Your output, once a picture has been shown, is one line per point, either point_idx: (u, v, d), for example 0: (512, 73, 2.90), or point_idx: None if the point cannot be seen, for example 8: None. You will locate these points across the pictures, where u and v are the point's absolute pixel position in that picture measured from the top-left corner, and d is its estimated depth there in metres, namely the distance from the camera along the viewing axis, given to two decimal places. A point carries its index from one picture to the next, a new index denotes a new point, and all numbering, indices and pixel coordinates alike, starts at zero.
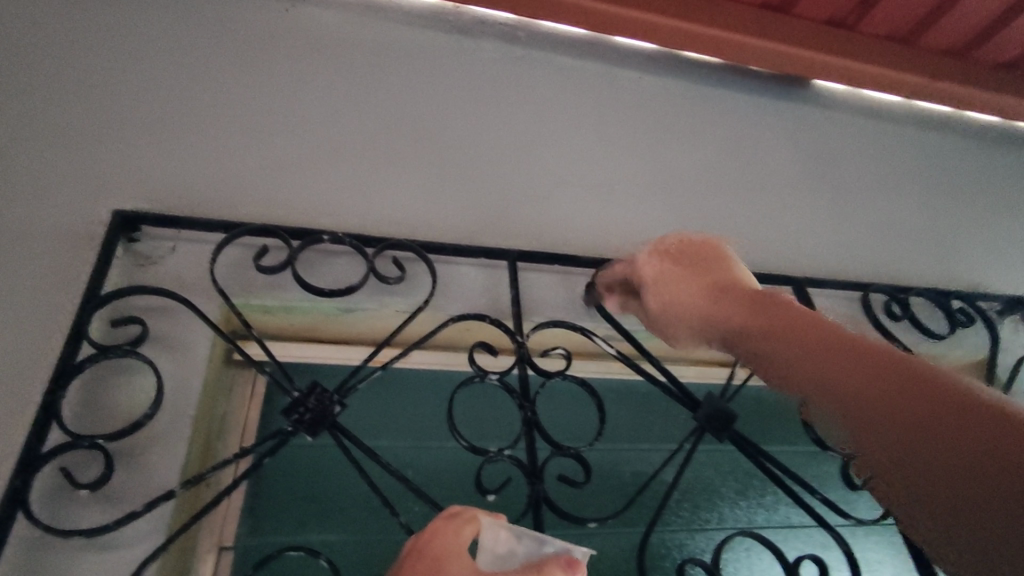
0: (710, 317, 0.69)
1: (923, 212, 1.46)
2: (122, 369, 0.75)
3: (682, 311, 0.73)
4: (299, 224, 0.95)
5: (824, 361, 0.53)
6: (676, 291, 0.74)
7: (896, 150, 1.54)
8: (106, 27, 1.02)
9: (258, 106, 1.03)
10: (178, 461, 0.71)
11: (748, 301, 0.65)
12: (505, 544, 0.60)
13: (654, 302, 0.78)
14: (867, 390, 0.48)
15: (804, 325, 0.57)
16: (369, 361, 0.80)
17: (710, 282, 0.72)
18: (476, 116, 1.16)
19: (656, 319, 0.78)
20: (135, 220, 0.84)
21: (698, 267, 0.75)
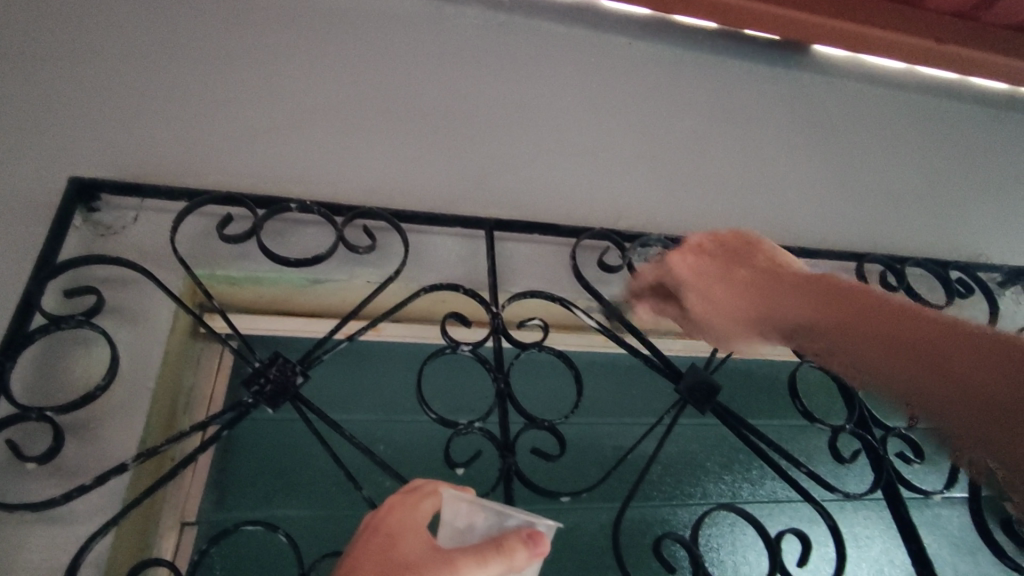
0: (757, 313, 0.79)
1: (923, 181, 1.40)
2: (78, 340, 0.72)
3: (730, 311, 0.81)
4: (267, 194, 0.92)
5: (871, 340, 0.64)
6: (716, 296, 0.82)
7: (897, 118, 1.49)
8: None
9: (224, 72, 0.99)
10: (134, 433, 0.69)
11: (789, 292, 0.75)
12: (465, 518, 0.54)
13: (708, 309, 0.83)
14: (911, 363, 0.61)
15: (844, 307, 0.68)
16: (335, 332, 0.77)
17: (748, 277, 0.80)
18: (456, 83, 1.12)
19: (715, 324, 0.83)
20: (91, 188, 0.81)
21: (729, 265, 0.83)
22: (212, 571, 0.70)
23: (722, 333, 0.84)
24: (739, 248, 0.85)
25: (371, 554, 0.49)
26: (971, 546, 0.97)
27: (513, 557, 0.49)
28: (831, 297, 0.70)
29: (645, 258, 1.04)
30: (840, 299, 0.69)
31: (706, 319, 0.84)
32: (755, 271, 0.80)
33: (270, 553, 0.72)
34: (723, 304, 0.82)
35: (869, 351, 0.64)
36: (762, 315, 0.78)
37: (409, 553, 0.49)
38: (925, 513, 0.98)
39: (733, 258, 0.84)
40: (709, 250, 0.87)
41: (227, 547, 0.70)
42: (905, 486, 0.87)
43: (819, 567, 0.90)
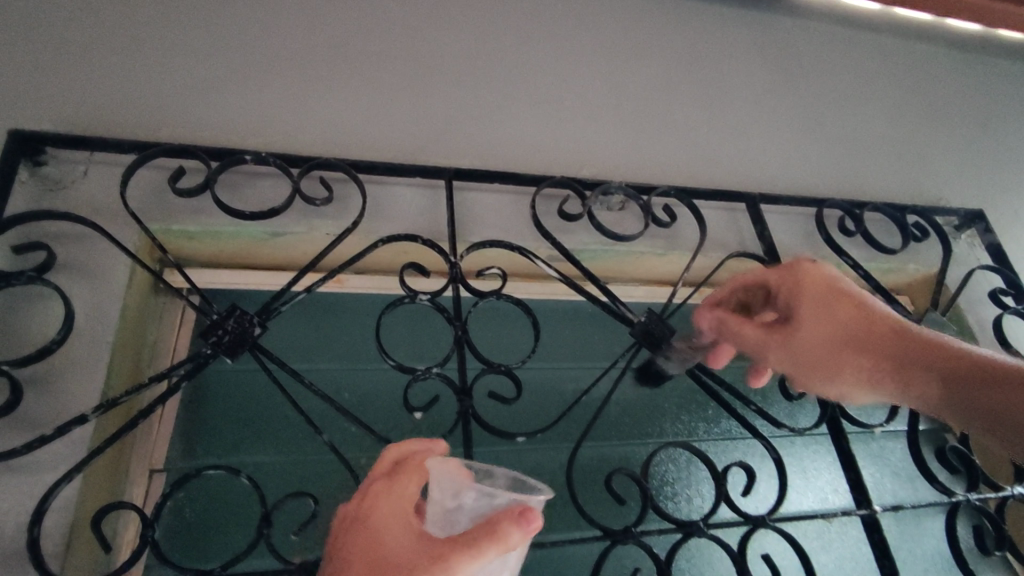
0: (847, 343, 0.75)
1: (891, 126, 1.41)
2: (31, 297, 0.72)
3: (821, 339, 0.76)
4: (220, 144, 0.91)
5: (969, 386, 0.67)
6: (816, 330, 0.77)
7: (870, 62, 1.48)
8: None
9: (174, 19, 0.96)
10: (95, 386, 0.70)
11: (880, 329, 0.74)
12: (453, 498, 0.55)
13: (801, 334, 0.77)
14: (1002, 404, 0.65)
15: (972, 372, 0.68)
16: (293, 284, 0.79)
17: (838, 302, 0.77)
18: (414, 25, 1.09)
19: (796, 352, 0.78)
20: (36, 142, 0.80)
21: (837, 300, 0.77)
22: (183, 514, 0.72)
23: (799, 364, 0.78)
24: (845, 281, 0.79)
25: (360, 551, 0.50)
26: (911, 474, 1.03)
27: (508, 540, 0.49)
28: (927, 344, 0.72)
29: (608, 207, 1.05)
30: (953, 354, 0.70)
31: (794, 342, 0.78)
32: (843, 300, 0.77)
33: (236, 498, 0.74)
34: (815, 334, 0.77)
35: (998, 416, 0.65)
36: (852, 347, 0.75)
37: (396, 547, 0.50)
38: (870, 445, 1.03)
39: (841, 289, 0.78)
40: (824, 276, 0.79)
41: (194, 492, 0.73)
42: (848, 420, 0.91)
43: (765, 496, 0.95)
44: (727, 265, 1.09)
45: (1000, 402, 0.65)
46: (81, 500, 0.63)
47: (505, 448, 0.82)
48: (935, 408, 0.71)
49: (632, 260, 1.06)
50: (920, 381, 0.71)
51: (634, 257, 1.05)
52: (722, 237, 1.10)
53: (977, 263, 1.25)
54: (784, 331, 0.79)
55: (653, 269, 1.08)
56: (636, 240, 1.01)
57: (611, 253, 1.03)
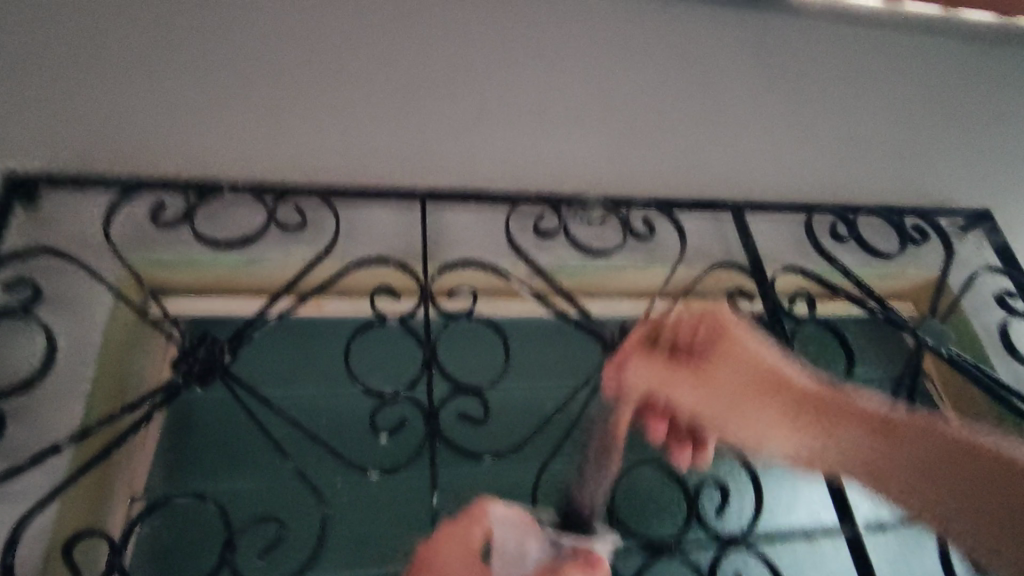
0: (772, 389, 0.59)
1: (896, 123, 1.37)
2: (16, 330, 0.76)
3: (744, 381, 0.60)
4: (201, 175, 0.94)
5: (933, 463, 0.52)
6: (727, 378, 0.61)
7: (874, 58, 1.44)
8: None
9: (165, 55, 1.00)
10: (75, 415, 0.74)
11: (803, 379, 0.59)
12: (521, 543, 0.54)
13: (723, 370, 0.61)
14: (993, 487, 0.50)
15: (942, 445, 0.52)
16: (264, 312, 0.81)
17: (759, 346, 0.62)
18: (394, 48, 1.11)
19: (716, 393, 0.61)
20: (28, 183, 0.85)
21: (739, 345, 0.61)
22: (157, 541, 0.75)
23: (713, 409, 0.61)
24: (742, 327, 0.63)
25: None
26: None
27: None
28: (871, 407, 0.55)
29: (588, 222, 1.04)
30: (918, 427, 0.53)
31: (715, 381, 0.61)
32: (759, 340, 0.63)
33: (207, 524, 0.77)
34: (728, 380, 0.61)
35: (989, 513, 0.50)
36: (777, 394, 0.59)
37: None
38: None
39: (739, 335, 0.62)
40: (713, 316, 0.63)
41: (167, 519, 0.76)
42: None
43: (742, 515, 0.93)
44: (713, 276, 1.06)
45: (1001, 490, 0.50)
46: (57, 526, 0.67)
47: (469, 469, 0.82)
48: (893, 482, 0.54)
49: (613, 275, 1.04)
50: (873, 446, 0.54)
51: (614, 272, 1.04)
52: (709, 246, 1.08)
53: (983, 265, 1.20)
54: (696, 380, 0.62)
55: (636, 283, 1.07)
56: (614, 254, 1.00)
57: (589, 267, 1.02)
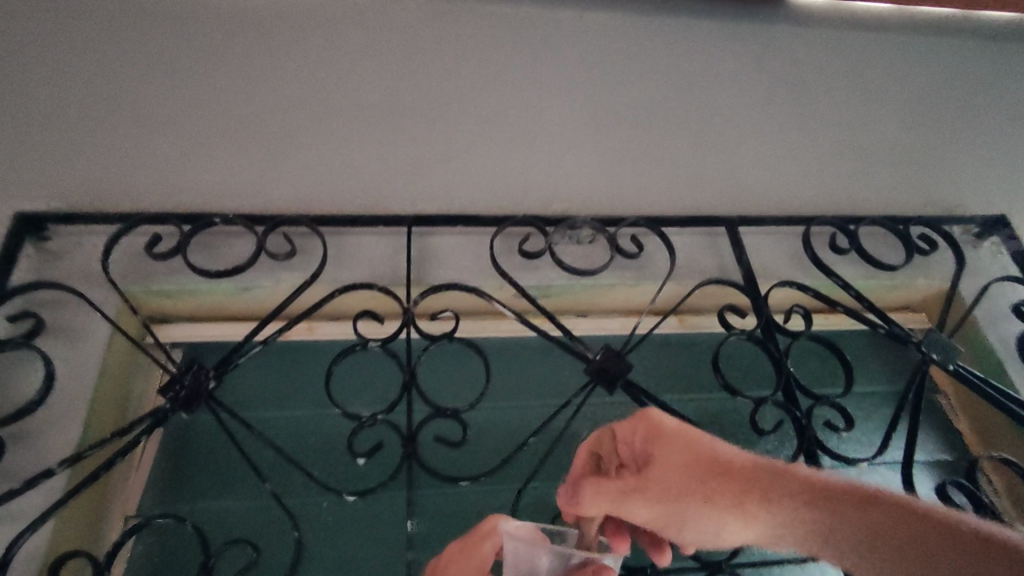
0: (710, 488, 0.68)
1: (906, 127, 1.32)
2: (21, 360, 0.81)
3: (684, 485, 0.70)
4: (199, 208, 0.99)
5: (838, 521, 0.61)
6: (665, 480, 0.70)
7: (882, 61, 1.40)
8: (20, 24, 1.07)
9: (170, 93, 1.06)
10: (71, 441, 0.78)
11: (732, 469, 0.68)
12: (529, 562, 0.66)
13: (665, 477, 0.71)
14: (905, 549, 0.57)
15: (841, 510, 0.61)
16: (251, 337, 0.84)
17: (690, 447, 0.71)
18: (387, 79, 1.16)
19: (664, 501, 0.70)
20: (37, 221, 0.90)
21: (671, 450, 0.71)
22: (146, 561, 0.78)
23: (668, 515, 0.71)
24: (674, 429, 0.72)
25: None
26: None
27: None
28: (782, 485, 0.65)
29: (576, 240, 1.03)
30: (820, 496, 0.63)
31: (662, 495, 0.70)
32: (692, 437, 0.72)
33: (191, 547, 0.79)
34: (668, 480, 0.70)
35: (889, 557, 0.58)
36: (710, 493, 0.68)
37: None
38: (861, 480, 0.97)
39: (671, 437, 0.72)
40: (647, 424, 0.73)
41: (155, 539, 0.79)
42: (826, 454, 0.87)
43: (724, 546, 0.92)
44: (705, 292, 1.04)
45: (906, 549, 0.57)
46: (50, 547, 0.71)
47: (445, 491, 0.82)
48: (824, 551, 0.62)
49: (602, 293, 1.04)
50: (799, 519, 0.63)
51: (603, 290, 1.03)
52: (701, 261, 1.05)
53: (1001, 274, 1.15)
54: (641, 489, 0.71)
55: (626, 300, 1.06)
56: (602, 273, 1.00)
57: (577, 286, 1.02)
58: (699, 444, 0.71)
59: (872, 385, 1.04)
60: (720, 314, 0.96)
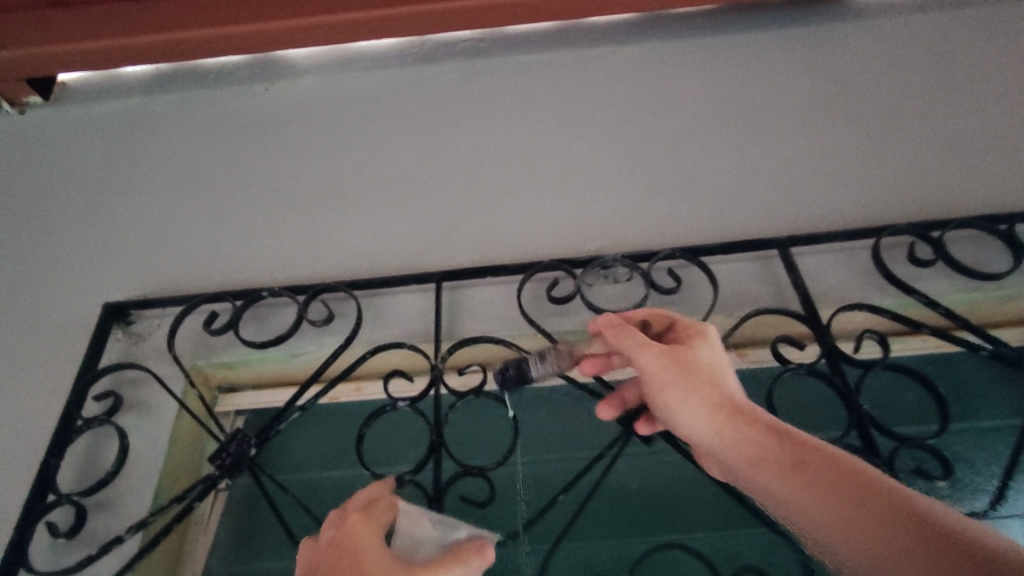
0: (713, 389, 0.70)
1: (1007, 110, 1.14)
2: (107, 435, 0.92)
3: (698, 373, 0.70)
4: (256, 284, 1.07)
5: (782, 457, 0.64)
6: (677, 355, 0.72)
7: (968, 40, 1.23)
8: (129, 144, 1.29)
9: (238, 184, 1.20)
10: (143, 508, 0.86)
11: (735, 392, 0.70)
12: (419, 530, 0.65)
13: (688, 358, 0.71)
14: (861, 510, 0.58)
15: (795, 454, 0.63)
16: (289, 404, 0.87)
17: (716, 362, 0.72)
18: (424, 144, 1.23)
19: (675, 366, 0.71)
20: (122, 309, 1.02)
21: (697, 346, 0.73)
22: None
23: (667, 379, 0.71)
24: (706, 338, 0.74)
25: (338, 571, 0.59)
26: None
27: (469, 564, 0.60)
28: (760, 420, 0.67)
29: (613, 280, 0.99)
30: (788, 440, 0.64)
31: (677, 364, 0.71)
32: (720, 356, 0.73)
33: None
34: (679, 357, 0.71)
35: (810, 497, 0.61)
36: (703, 385, 0.70)
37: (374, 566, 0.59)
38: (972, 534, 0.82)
39: (701, 340, 0.73)
40: (692, 323, 0.75)
41: None
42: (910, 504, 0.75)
43: None
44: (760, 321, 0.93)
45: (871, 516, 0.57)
46: None
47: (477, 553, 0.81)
48: (780, 483, 0.63)
49: None
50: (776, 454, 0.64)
51: None
52: (754, 290, 0.95)
53: None
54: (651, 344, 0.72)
55: None
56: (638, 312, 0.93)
57: None
58: (719, 360, 0.73)
59: (980, 418, 0.89)
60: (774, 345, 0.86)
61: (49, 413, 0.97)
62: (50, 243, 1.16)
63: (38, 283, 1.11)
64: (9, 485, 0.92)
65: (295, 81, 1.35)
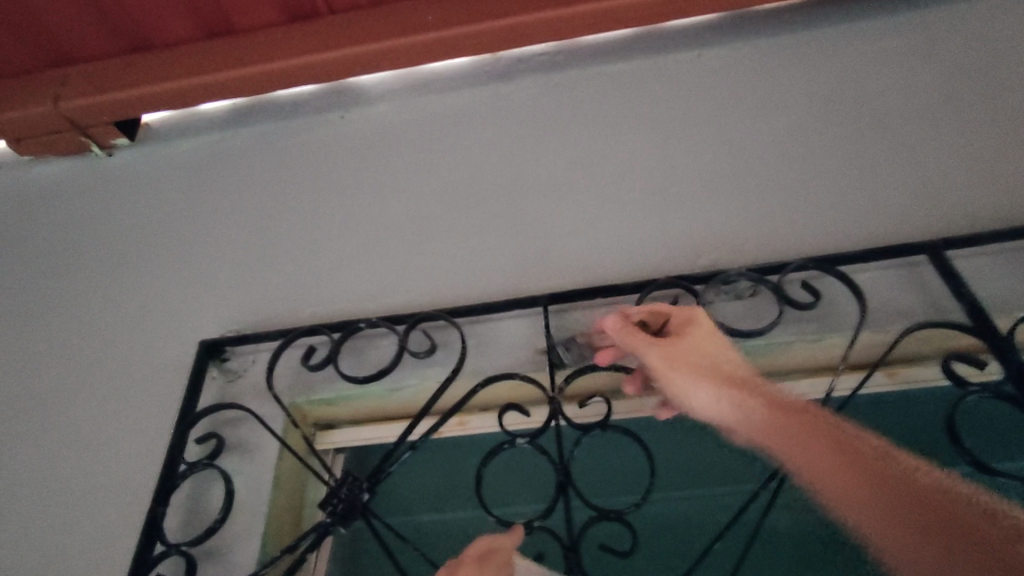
0: (712, 371, 0.72)
1: None
2: (210, 479, 0.88)
3: (700, 359, 0.73)
4: (348, 316, 1.03)
5: (779, 420, 0.65)
6: (677, 347, 0.74)
7: None
8: (211, 180, 1.28)
9: (321, 215, 1.17)
10: (251, 558, 0.81)
11: (733, 371, 0.72)
12: None
13: (685, 347, 0.74)
14: (888, 493, 0.56)
15: (787, 417, 0.65)
16: (398, 444, 0.81)
17: (713, 345, 0.75)
18: (509, 163, 1.17)
19: (675, 358, 0.74)
20: (217, 345, 0.99)
21: (693, 334, 0.76)
22: None
23: (669, 369, 0.73)
24: (701, 323, 0.77)
25: None
26: None
27: None
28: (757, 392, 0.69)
29: (734, 295, 0.90)
30: (780, 405, 0.66)
31: (682, 358, 0.73)
32: (716, 338, 0.76)
33: None
34: (679, 348, 0.74)
35: (804, 453, 0.62)
36: (704, 369, 0.72)
37: None
38: None
39: (696, 329, 0.76)
40: (686, 311, 0.78)
41: None
42: None
43: None
44: (917, 337, 0.83)
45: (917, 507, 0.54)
46: None
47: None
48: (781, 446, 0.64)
49: (778, 354, 0.87)
50: (799, 439, 0.63)
51: (784, 350, 0.86)
52: (902, 301, 0.85)
53: None
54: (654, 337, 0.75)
55: (812, 358, 0.88)
56: (772, 331, 0.84)
57: (741, 350, 0.87)
58: (715, 342, 0.75)
59: None
60: (947, 366, 0.76)
61: (151, 456, 0.94)
62: (142, 283, 1.16)
63: (133, 323, 1.10)
64: (115, 533, 0.89)
65: (370, 108, 1.32)
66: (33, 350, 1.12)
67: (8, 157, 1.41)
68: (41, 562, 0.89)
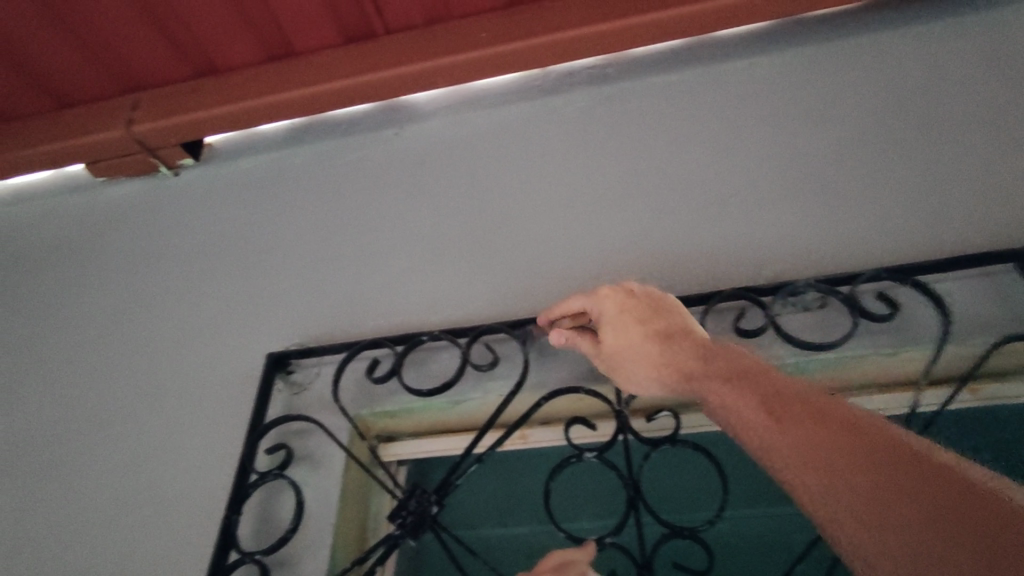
0: (652, 359, 0.72)
1: None
2: (280, 488, 0.91)
3: (636, 352, 0.74)
4: (409, 329, 1.04)
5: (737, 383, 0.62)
6: (612, 347, 0.76)
7: None
8: (272, 198, 1.33)
9: (378, 230, 1.20)
10: (321, 567, 0.83)
11: (671, 352, 0.71)
12: None
13: (618, 344, 0.75)
14: (860, 461, 0.51)
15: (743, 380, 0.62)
16: (465, 457, 0.81)
17: (641, 330, 0.74)
18: (563, 176, 1.18)
19: (615, 359, 0.76)
20: (283, 358, 1.02)
21: (620, 326, 0.76)
22: None
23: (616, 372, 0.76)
24: (627, 310, 0.76)
25: None
26: None
27: None
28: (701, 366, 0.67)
29: (802, 307, 0.88)
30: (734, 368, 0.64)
31: (618, 357, 0.75)
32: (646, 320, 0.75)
33: None
34: (614, 348, 0.75)
35: (761, 416, 0.58)
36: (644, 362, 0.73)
37: None
38: None
39: (623, 319, 0.76)
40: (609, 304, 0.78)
41: None
42: None
43: None
44: (1005, 351, 0.79)
45: (899, 485, 0.49)
46: None
47: None
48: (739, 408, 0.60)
49: (850, 368, 0.84)
50: (756, 403, 0.59)
51: (858, 365, 0.84)
52: (984, 313, 0.81)
53: None
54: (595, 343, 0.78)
55: (886, 373, 0.85)
56: (845, 344, 0.81)
57: (812, 364, 0.85)
58: (645, 325, 0.75)
59: None
60: None
61: (223, 466, 0.97)
62: (209, 298, 1.20)
63: (203, 337, 1.15)
64: (191, 540, 0.92)
65: (423, 124, 1.34)
66: (109, 362, 1.17)
67: (84, 179, 1.49)
68: (122, 566, 0.93)
